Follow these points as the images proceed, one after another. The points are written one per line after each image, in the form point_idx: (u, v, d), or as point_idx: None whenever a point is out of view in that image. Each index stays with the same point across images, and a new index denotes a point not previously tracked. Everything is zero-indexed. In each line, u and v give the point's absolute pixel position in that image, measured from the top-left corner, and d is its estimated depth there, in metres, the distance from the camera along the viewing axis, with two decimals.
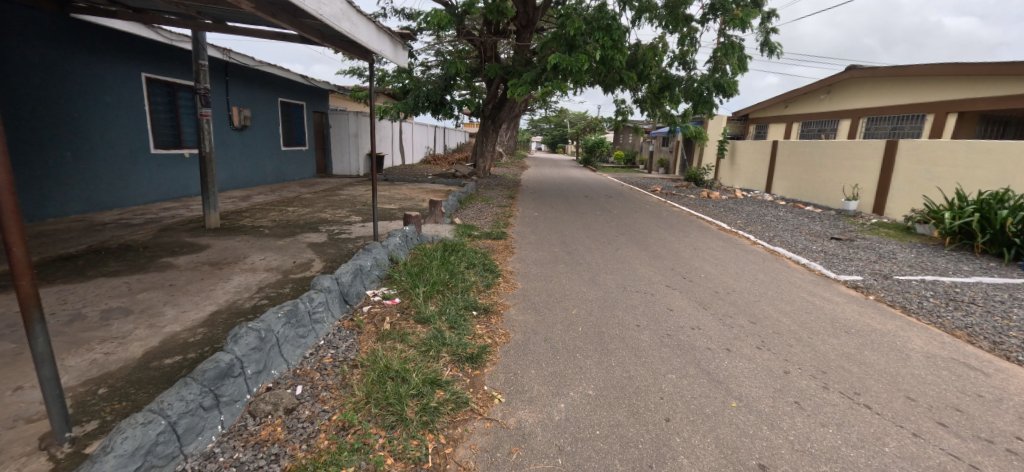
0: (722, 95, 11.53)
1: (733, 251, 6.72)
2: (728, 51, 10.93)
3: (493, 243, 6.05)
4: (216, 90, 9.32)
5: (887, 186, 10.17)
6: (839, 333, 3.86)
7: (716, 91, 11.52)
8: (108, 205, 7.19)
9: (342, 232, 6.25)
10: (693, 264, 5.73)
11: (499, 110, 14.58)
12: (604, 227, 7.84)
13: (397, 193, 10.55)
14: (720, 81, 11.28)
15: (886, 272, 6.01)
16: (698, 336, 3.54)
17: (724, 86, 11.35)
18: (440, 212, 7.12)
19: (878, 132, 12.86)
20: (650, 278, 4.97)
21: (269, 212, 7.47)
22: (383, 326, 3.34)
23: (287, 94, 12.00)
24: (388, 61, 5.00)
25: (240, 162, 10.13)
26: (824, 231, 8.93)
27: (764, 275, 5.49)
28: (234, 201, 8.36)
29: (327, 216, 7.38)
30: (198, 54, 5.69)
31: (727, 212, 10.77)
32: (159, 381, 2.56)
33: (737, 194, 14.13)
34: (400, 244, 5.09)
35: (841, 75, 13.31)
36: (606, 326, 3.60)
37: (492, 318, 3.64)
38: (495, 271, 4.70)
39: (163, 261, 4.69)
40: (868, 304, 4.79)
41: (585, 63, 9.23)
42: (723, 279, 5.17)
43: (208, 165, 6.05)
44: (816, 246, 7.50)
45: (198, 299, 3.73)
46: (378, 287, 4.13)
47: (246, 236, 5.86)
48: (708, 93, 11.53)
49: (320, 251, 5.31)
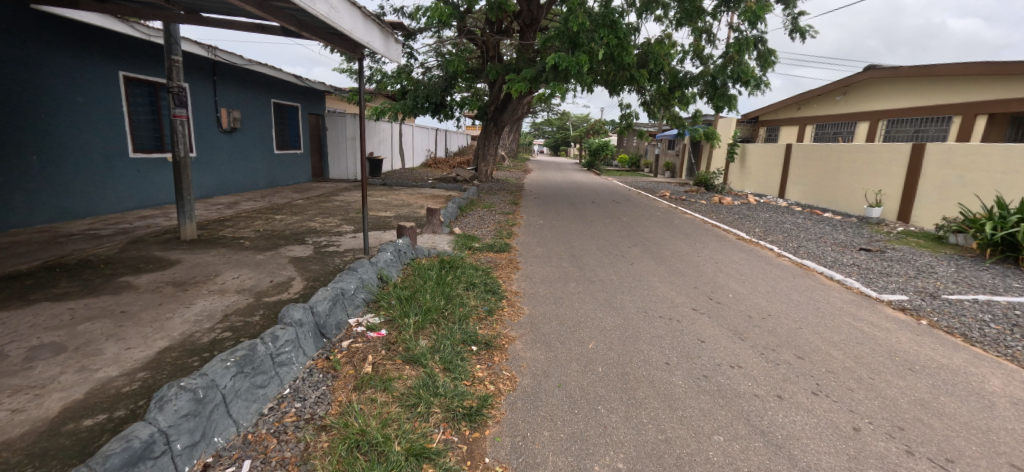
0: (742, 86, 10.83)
1: (758, 264, 6.13)
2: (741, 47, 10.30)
3: (496, 257, 5.48)
4: (202, 90, 8.81)
5: (914, 192, 9.58)
6: (904, 372, 3.28)
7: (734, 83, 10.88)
8: (79, 214, 6.67)
9: (330, 245, 5.69)
10: (718, 281, 5.15)
11: (502, 112, 14.02)
12: (615, 237, 7.27)
13: (394, 199, 9.98)
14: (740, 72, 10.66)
15: (931, 290, 5.41)
16: (740, 378, 2.98)
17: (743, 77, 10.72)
18: (438, 221, 6.57)
19: (899, 135, 12.27)
20: (673, 300, 4.39)
21: (254, 221, 6.92)
22: (364, 369, 2.77)
23: (281, 95, 11.48)
24: (376, 55, 4.45)
25: (229, 166, 9.60)
26: (850, 240, 8.34)
27: (799, 295, 4.91)
28: (218, 209, 7.82)
29: (316, 225, 6.83)
30: (170, 49, 5.17)
31: (743, 219, 10.17)
32: (69, 453, 2.00)
33: (750, 199, 13.55)
34: (391, 260, 4.52)
35: (860, 75, 12.73)
36: (631, 365, 3.03)
37: (496, 356, 3.07)
38: (498, 292, 4.14)
39: (122, 281, 4.14)
40: (924, 332, 4.18)
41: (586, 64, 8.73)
42: (755, 301, 4.59)
43: (182, 170, 5.51)
44: (847, 258, 6.90)
45: (149, 331, 3.18)
46: (363, 315, 3.57)
47: (223, 249, 5.31)
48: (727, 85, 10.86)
49: (303, 267, 4.75)
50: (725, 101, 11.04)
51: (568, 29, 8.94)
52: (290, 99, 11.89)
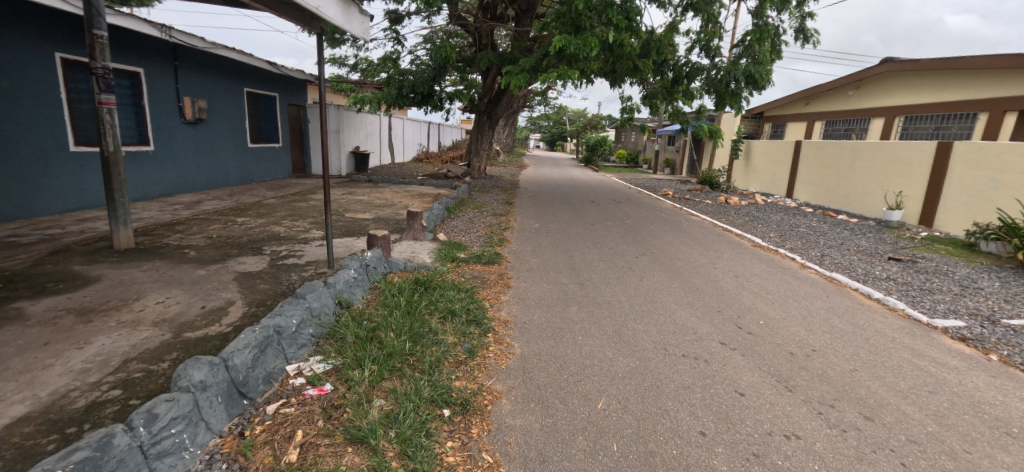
0: (753, 88, 9.99)
1: (784, 279, 5.37)
2: (761, 36, 9.51)
3: (483, 271, 4.70)
4: (160, 77, 7.92)
5: (939, 195, 8.91)
6: (1006, 441, 2.51)
7: (745, 83, 9.93)
8: (7, 217, 5.81)
9: (290, 255, 4.88)
10: (744, 302, 4.39)
11: (496, 105, 13.18)
12: (618, 244, 6.51)
13: (377, 199, 9.17)
14: (752, 71, 9.69)
15: (987, 312, 4.67)
16: (802, 458, 2.22)
17: (754, 75, 9.70)
18: (419, 226, 5.80)
19: (917, 133, 11.53)
20: (695, 330, 3.62)
21: (210, 225, 6.07)
22: (286, 456, 1.98)
23: (256, 83, 10.57)
24: (334, 26, 3.66)
25: (193, 161, 8.73)
26: (874, 247, 7.62)
27: (843, 322, 4.12)
28: (174, 210, 6.97)
29: (280, 230, 5.99)
30: (92, 21, 4.32)
31: (754, 221, 9.43)
32: None
33: (757, 199, 12.86)
34: (354, 280, 3.72)
35: (877, 68, 11.93)
36: (656, 439, 2.26)
37: (475, 426, 2.28)
38: (482, 323, 3.35)
39: (14, 308, 3.32)
40: (1000, 372, 3.43)
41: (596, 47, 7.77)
42: (792, 330, 3.82)
43: (113, 167, 4.67)
44: (878, 270, 6.14)
45: (10, 389, 2.37)
46: (308, 359, 2.77)
47: (160, 261, 4.49)
48: (739, 83, 9.90)
49: (249, 285, 3.94)
50: (734, 101, 10.20)
51: (570, 10, 7.96)
52: (266, 88, 10.98)
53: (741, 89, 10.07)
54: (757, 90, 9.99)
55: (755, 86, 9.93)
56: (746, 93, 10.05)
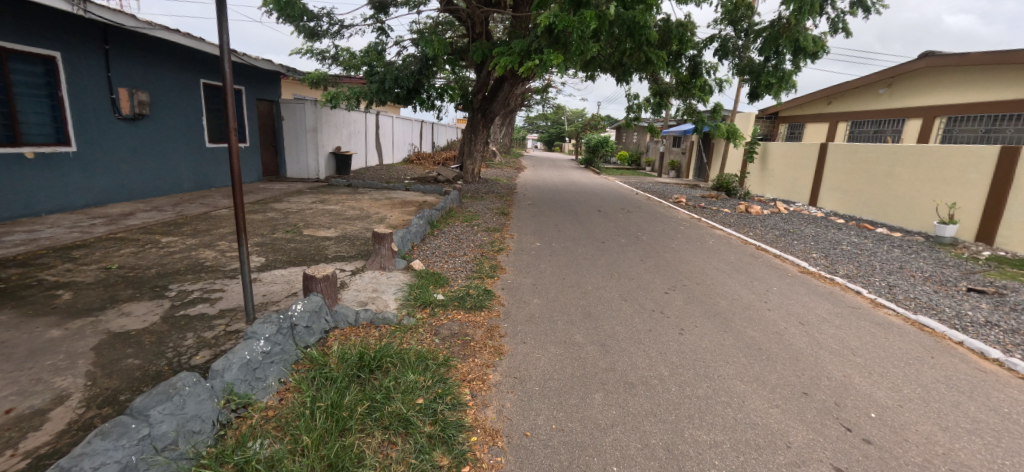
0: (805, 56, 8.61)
1: (864, 327, 4.09)
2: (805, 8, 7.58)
3: (465, 324, 3.40)
4: (85, 63, 6.56)
5: (1000, 208, 7.71)
6: None
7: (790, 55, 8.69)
8: None
9: (205, 298, 3.57)
10: (831, 374, 3.13)
11: (491, 102, 11.87)
12: (639, 271, 5.23)
13: (350, 209, 7.85)
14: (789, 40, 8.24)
15: None
16: None
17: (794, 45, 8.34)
18: (389, 252, 4.52)
19: (964, 136, 10.29)
20: (787, 441, 2.34)
21: (120, 248, 4.75)
22: None
23: (215, 74, 9.20)
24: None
25: (132, 164, 7.40)
26: (940, 272, 6.37)
27: (983, 409, 2.87)
28: (90, 226, 5.65)
29: (210, 254, 4.69)
30: None
31: (787, 236, 8.18)
32: None
33: (781, 207, 11.64)
34: (266, 358, 2.43)
35: (914, 63, 10.84)
36: None
37: None
38: (455, 444, 2.08)
39: None
40: None
41: (591, 21, 6.29)
42: (924, 432, 2.56)
43: None
44: (969, 309, 4.83)
45: None
46: None
47: (7, 313, 3.16)
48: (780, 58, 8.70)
49: (109, 362, 2.62)
50: (777, 78, 8.75)
51: None
52: None
53: (784, 62, 8.79)
54: (812, 56, 8.61)
55: (803, 55, 8.61)
56: (791, 71, 8.76)
